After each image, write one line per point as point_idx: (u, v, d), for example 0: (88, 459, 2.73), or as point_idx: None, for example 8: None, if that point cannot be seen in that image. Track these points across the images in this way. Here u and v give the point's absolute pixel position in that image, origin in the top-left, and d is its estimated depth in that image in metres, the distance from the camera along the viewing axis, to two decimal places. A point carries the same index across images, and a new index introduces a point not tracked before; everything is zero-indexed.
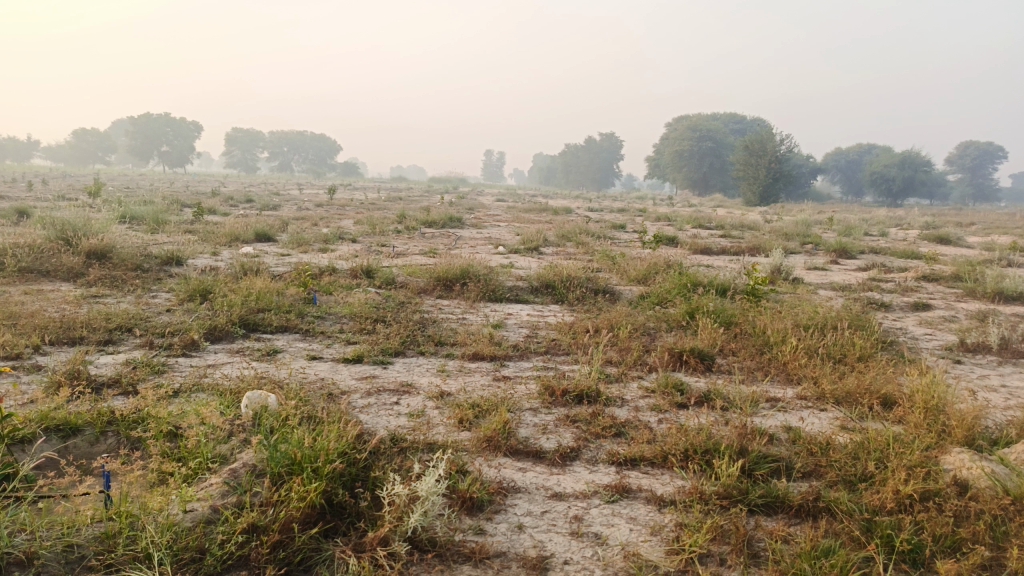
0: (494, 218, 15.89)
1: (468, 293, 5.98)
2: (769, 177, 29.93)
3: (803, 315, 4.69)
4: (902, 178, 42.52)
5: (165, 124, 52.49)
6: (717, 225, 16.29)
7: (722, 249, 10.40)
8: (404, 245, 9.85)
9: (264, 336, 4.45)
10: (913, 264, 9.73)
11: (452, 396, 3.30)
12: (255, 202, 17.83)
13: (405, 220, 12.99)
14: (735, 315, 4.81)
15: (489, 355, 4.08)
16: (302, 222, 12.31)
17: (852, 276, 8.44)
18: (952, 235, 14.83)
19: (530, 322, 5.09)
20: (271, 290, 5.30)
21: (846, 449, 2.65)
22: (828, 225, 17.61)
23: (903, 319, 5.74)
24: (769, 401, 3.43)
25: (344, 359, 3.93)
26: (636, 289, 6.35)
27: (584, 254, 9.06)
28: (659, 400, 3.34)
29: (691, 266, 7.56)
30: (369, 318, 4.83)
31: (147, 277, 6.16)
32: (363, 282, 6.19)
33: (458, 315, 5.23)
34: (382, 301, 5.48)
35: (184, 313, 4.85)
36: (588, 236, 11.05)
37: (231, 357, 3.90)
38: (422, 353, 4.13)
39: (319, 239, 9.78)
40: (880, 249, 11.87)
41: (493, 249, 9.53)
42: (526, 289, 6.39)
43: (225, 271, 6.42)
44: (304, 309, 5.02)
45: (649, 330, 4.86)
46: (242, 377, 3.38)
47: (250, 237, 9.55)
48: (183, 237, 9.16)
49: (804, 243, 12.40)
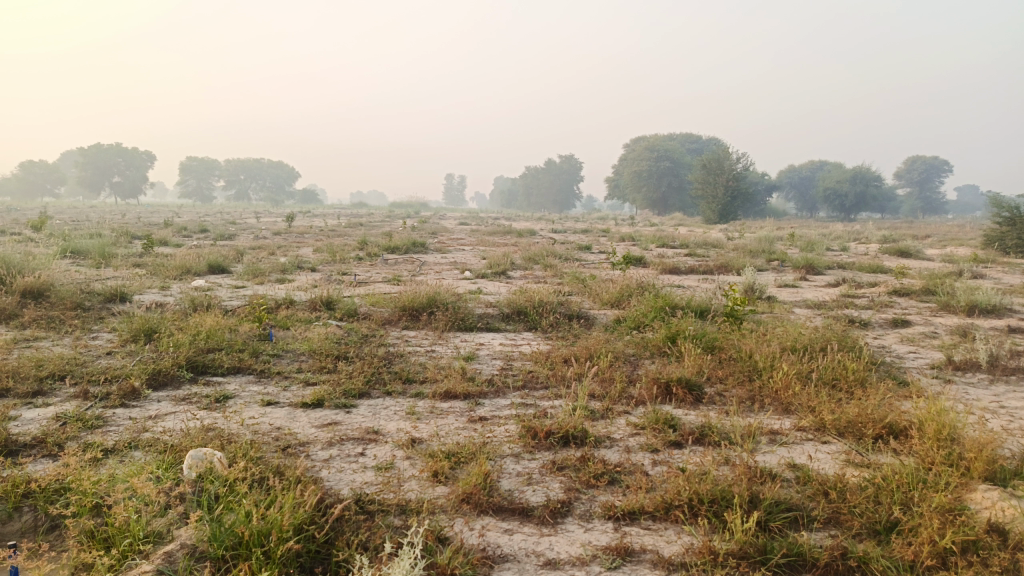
0: (458, 241, 15.60)
1: (436, 322, 5.66)
2: (728, 196, 30.25)
3: (789, 336, 4.49)
4: (854, 193, 43.54)
5: (117, 154, 51.22)
6: (681, 244, 16.26)
7: (691, 268, 10.27)
8: (366, 272, 9.50)
9: (214, 379, 4.06)
10: (882, 278, 9.69)
11: (423, 444, 2.98)
12: (210, 232, 17.28)
13: (367, 247, 12.63)
14: (718, 339, 4.58)
15: (461, 393, 3.77)
16: (259, 252, 11.86)
17: (824, 292, 8.33)
18: (912, 248, 14.97)
19: (503, 353, 4.79)
20: (222, 327, 4.92)
21: (865, 491, 2.40)
22: (791, 241, 17.71)
23: (884, 337, 5.59)
24: (768, 434, 3.18)
25: (303, 403, 3.57)
26: (611, 313, 6.11)
27: (554, 278, 8.82)
28: (650, 438, 3.06)
29: (665, 287, 7.36)
30: (329, 355, 4.47)
31: (87, 317, 5.71)
32: (324, 315, 5.82)
33: (427, 347, 4.91)
34: (344, 335, 5.12)
35: (126, 357, 4.44)
36: (555, 258, 10.83)
37: (175, 407, 3.51)
38: (388, 393, 3.79)
39: (276, 269, 9.36)
40: (845, 264, 11.88)
41: (459, 275, 9.24)
42: (496, 316, 6.09)
43: (173, 307, 5.99)
44: (259, 347, 4.64)
45: (629, 358, 4.60)
46: (187, 433, 3.00)
47: (203, 270, 9.09)
48: (129, 272, 8.66)
49: (770, 259, 12.36)
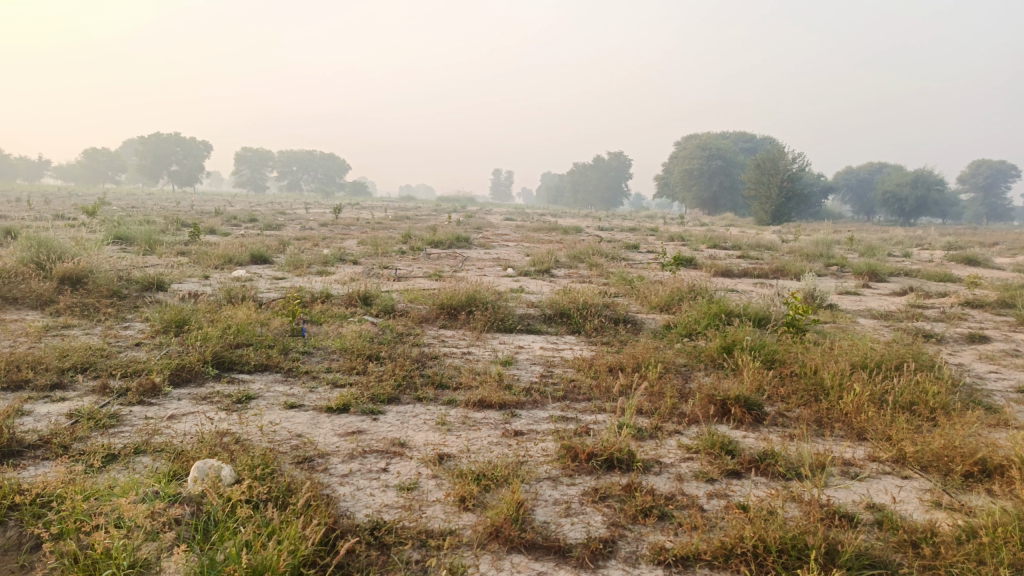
0: (502, 237, 15.35)
1: (474, 322, 5.40)
2: (782, 196, 29.30)
3: (859, 351, 4.09)
4: (915, 197, 41.88)
5: (175, 142, 52.51)
6: (733, 246, 15.70)
7: (744, 271, 9.79)
8: (408, 267, 9.32)
9: (240, 377, 3.87)
10: (952, 287, 9.07)
11: (452, 461, 2.70)
12: (258, 222, 17.41)
13: (411, 241, 12.47)
14: (779, 351, 4.21)
15: (497, 402, 3.48)
16: (303, 243, 11.79)
17: (889, 301, 7.80)
18: (981, 256, 14.13)
19: (543, 358, 4.50)
20: (253, 322, 4.73)
21: (963, 546, 2.03)
22: (849, 245, 16.94)
23: (961, 353, 5.11)
24: (840, 467, 2.82)
25: (328, 407, 3.34)
26: (660, 318, 5.76)
27: (599, 278, 8.46)
28: (704, 466, 2.73)
29: (718, 292, 6.95)
30: (360, 354, 4.24)
31: (122, 305, 5.61)
32: (359, 310, 5.62)
33: (463, 349, 4.65)
34: (378, 333, 4.89)
35: (153, 350, 4.29)
36: (601, 257, 10.48)
37: (194, 407, 3.31)
38: (419, 399, 3.53)
39: (317, 261, 9.23)
40: (910, 272, 11.20)
41: (502, 272, 8.95)
42: (538, 318, 5.79)
43: (209, 298, 5.86)
44: (289, 344, 4.44)
45: (680, 369, 4.26)
46: (199, 439, 2.79)
47: (245, 259, 9.02)
48: (173, 260, 8.62)
49: (828, 264, 11.75)
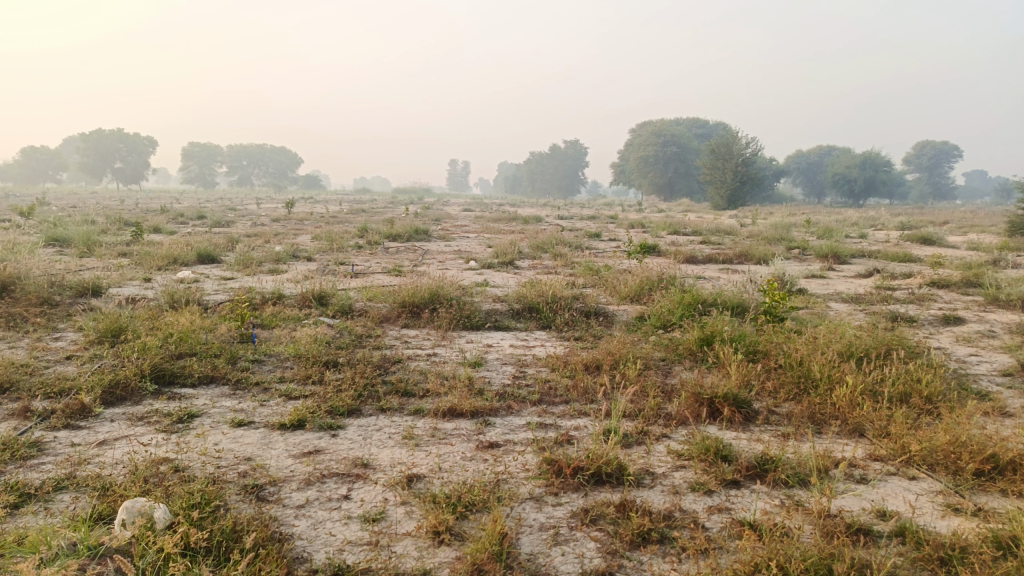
0: (461, 228, 15.04)
1: (439, 321, 5.10)
2: (737, 181, 29.50)
3: (844, 339, 3.91)
4: (863, 178, 42.78)
5: (117, 139, 50.65)
6: (694, 231, 15.64)
7: (709, 257, 9.66)
8: (365, 262, 8.95)
9: (183, 392, 3.50)
10: (915, 268, 9.05)
11: (422, 484, 2.41)
12: (207, 219, 16.76)
13: (367, 235, 12.06)
14: (761, 342, 4.02)
15: (468, 410, 3.20)
16: (254, 240, 11.29)
17: (856, 284, 7.73)
18: (935, 235, 14.31)
19: (514, 358, 4.23)
20: (197, 328, 4.35)
21: (998, 563, 1.83)
22: (806, 227, 17.06)
23: (938, 335, 4.99)
24: (842, 469, 2.61)
25: (281, 424, 3.01)
26: (632, 309, 5.53)
27: (565, 268, 8.22)
28: (699, 476, 2.50)
29: (687, 280, 6.76)
30: (317, 360, 3.91)
31: (54, 313, 5.15)
32: (315, 312, 5.26)
33: (428, 350, 4.34)
34: (336, 336, 4.56)
35: (85, 364, 3.88)
36: (565, 246, 10.25)
37: (129, 430, 2.95)
38: (383, 410, 3.23)
39: (269, 258, 8.79)
40: (870, 253, 11.23)
41: (464, 266, 8.64)
42: (505, 313, 5.51)
43: (150, 302, 5.42)
44: (237, 352, 4.08)
45: (659, 364, 4.03)
46: (132, 470, 2.44)
47: (192, 259, 8.53)
48: (112, 263, 8.10)
49: (791, 247, 11.71)
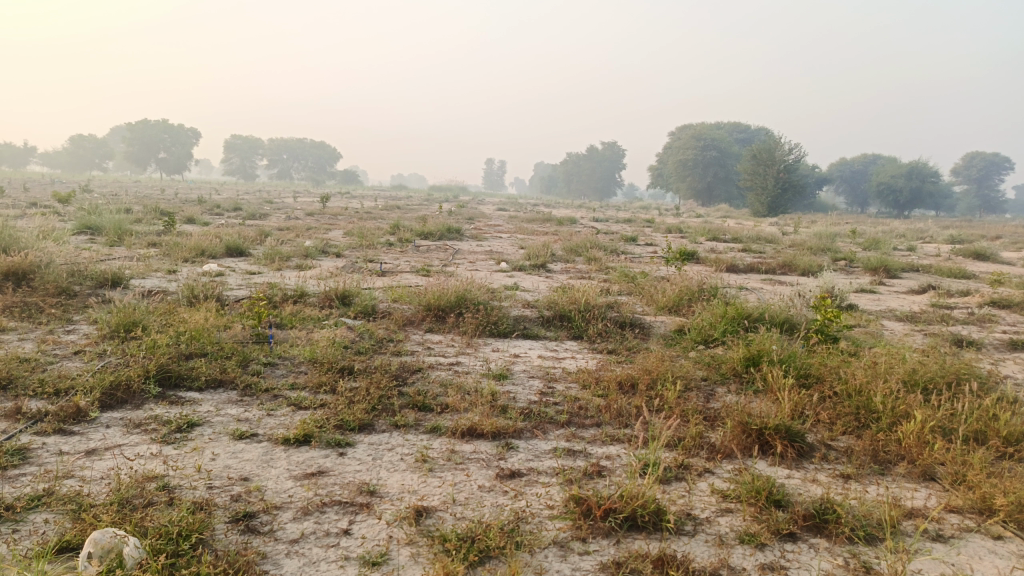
0: (495, 228, 14.80)
1: (464, 326, 4.83)
2: (778, 187, 28.77)
3: (906, 366, 3.55)
4: (909, 189, 41.57)
5: (163, 129, 51.59)
6: (733, 238, 15.15)
7: (750, 266, 9.23)
8: (394, 260, 8.73)
9: (188, 396, 3.29)
10: (973, 285, 8.52)
11: (433, 520, 2.14)
12: (243, 211, 16.80)
13: (399, 232, 11.88)
14: (813, 365, 3.68)
15: (489, 431, 2.92)
16: (285, 234, 11.16)
17: (909, 301, 7.26)
18: (989, 250, 13.63)
19: (542, 371, 3.93)
20: (212, 326, 4.14)
21: None
22: (851, 237, 16.43)
23: (1005, 361, 4.57)
24: (914, 522, 2.29)
25: (284, 438, 2.76)
26: (670, 321, 5.20)
27: (600, 273, 7.90)
28: (748, 525, 2.19)
29: (729, 290, 6.40)
30: (332, 365, 3.67)
31: (70, 305, 5.00)
32: (336, 312, 5.03)
33: (450, 359, 4.08)
34: (355, 340, 4.31)
35: (91, 361, 3.69)
36: (600, 250, 9.92)
37: (122, 439, 2.73)
38: (397, 425, 2.97)
39: (298, 253, 8.63)
40: (922, 267, 10.67)
41: (494, 267, 8.37)
42: (535, 320, 5.21)
43: (170, 296, 5.25)
44: (249, 354, 3.86)
45: (700, 385, 3.71)
46: (114, 489, 2.21)
47: (220, 252, 8.41)
48: (140, 253, 8.01)
49: (837, 258, 11.19)
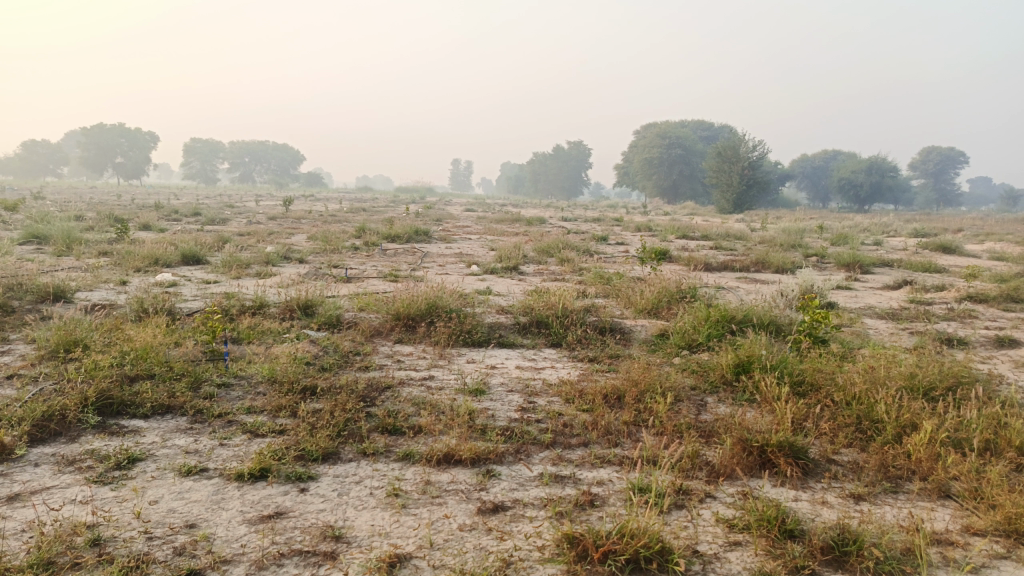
0: (464, 229, 14.52)
1: (436, 336, 4.56)
2: (744, 184, 28.94)
3: (905, 370, 3.37)
4: (869, 183, 42.25)
5: (120, 133, 50.25)
6: (703, 236, 15.06)
7: (724, 264, 9.10)
8: (360, 265, 8.39)
9: (132, 425, 2.96)
10: (947, 280, 8.47)
11: (409, 570, 1.88)
12: (203, 215, 16.27)
13: (365, 235, 11.53)
14: (808, 371, 3.49)
15: (467, 457, 2.65)
16: (246, 240, 10.74)
17: (887, 297, 7.16)
18: (954, 243, 13.74)
19: (521, 384, 3.67)
20: (161, 344, 3.80)
21: None
22: (818, 233, 16.49)
23: (996, 358, 4.43)
24: (940, 550, 2.08)
25: (238, 473, 2.46)
26: (651, 324, 4.98)
27: (574, 275, 7.68)
28: (762, 563, 1.96)
29: (707, 290, 6.22)
30: (295, 385, 3.37)
31: (6, 321, 4.60)
32: (299, 324, 4.71)
33: (422, 373, 3.80)
34: (319, 355, 4.01)
35: (24, 386, 3.33)
36: (572, 250, 9.70)
37: (52, 480, 2.40)
38: (365, 454, 2.68)
39: (259, 260, 8.25)
40: (893, 261, 10.65)
41: (465, 270, 8.09)
42: (510, 327, 4.94)
43: (118, 310, 4.87)
44: (202, 375, 3.53)
45: (690, 396, 3.49)
46: (35, 546, 1.90)
47: (175, 260, 7.99)
48: (90, 263, 7.56)
49: (808, 254, 11.13)
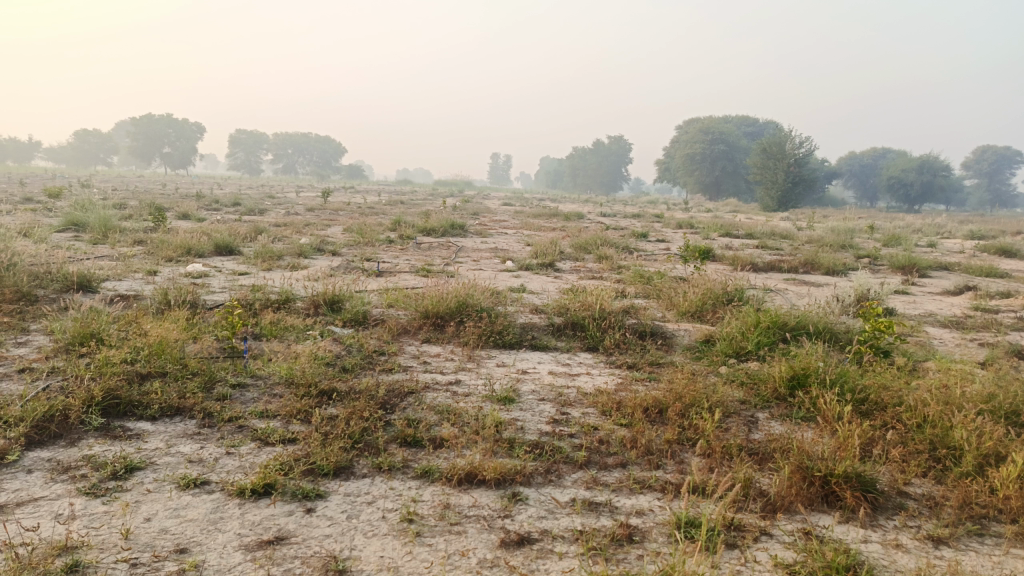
0: (500, 223, 14.27)
1: (465, 336, 4.31)
2: (789, 181, 28.11)
3: (984, 391, 3.01)
4: (920, 182, 40.80)
5: (168, 124, 51.29)
6: (746, 234, 14.57)
7: (770, 265, 8.69)
8: (393, 258, 8.20)
9: (138, 428, 2.78)
10: (1013, 286, 7.94)
11: None
12: (242, 206, 16.33)
13: (400, 228, 11.37)
14: (871, 388, 3.15)
15: (491, 477, 2.39)
16: (281, 230, 10.67)
17: (949, 304, 6.70)
18: (1016, 246, 13.02)
19: (553, 392, 3.40)
20: (177, 339, 3.63)
21: None
22: (869, 234, 15.82)
23: None
24: None
25: (241, 490, 2.24)
26: (695, 329, 4.66)
27: (612, 273, 7.37)
28: None
29: (754, 293, 5.86)
30: (312, 387, 3.16)
31: (28, 311, 4.48)
32: (323, 320, 4.51)
33: (449, 377, 3.56)
34: (341, 354, 3.79)
35: (32, 382, 3.18)
36: (610, 247, 9.38)
37: (41, 490, 2.21)
38: (380, 469, 2.45)
39: (290, 251, 8.12)
40: (950, 265, 10.08)
41: (500, 266, 7.85)
42: (544, 328, 4.67)
43: (142, 302, 4.73)
44: (217, 374, 3.34)
45: (739, 411, 3.18)
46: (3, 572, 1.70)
47: (207, 250, 7.90)
48: (123, 252, 7.50)
49: (859, 255, 10.61)
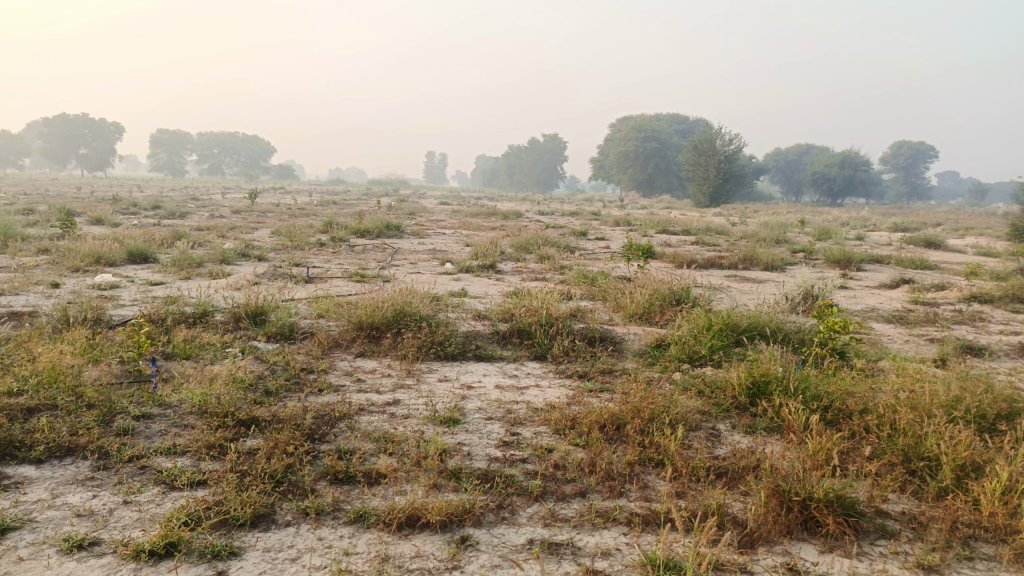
0: (438, 223, 13.92)
1: (403, 349, 3.99)
2: (720, 177, 28.56)
3: (951, 393, 2.88)
4: (842, 177, 42.20)
5: (83, 125, 48.77)
6: (683, 230, 14.63)
7: (711, 262, 8.62)
8: (324, 263, 7.77)
9: (18, 475, 2.36)
10: (945, 278, 8.06)
11: None
12: (163, 209, 15.48)
13: (332, 230, 10.89)
14: (836, 395, 2.99)
15: (436, 519, 2.09)
16: (204, 235, 10.06)
17: (888, 298, 6.72)
18: (939, 238, 13.41)
19: (501, 410, 3.12)
20: (72, 366, 3.18)
21: None
22: (800, 228, 16.11)
23: None
24: None
25: (137, 552, 1.88)
26: (645, 332, 4.45)
27: (554, 274, 7.14)
28: None
29: (701, 292, 5.72)
30: (229, 416, 2.79)
31: None
32: (246, 336, 4.11)
33: (386, 397, 3.24)
34: (264, 375, 3.42)
35: None
36: (550, 246, 9.16)
37: None
38: (307, 515, 2.12)
39: (212, 258, 7.59)
40: (882, 258, 10.25)
41: (438, 269, 7.52)
42: (488, 336, 4.38)
43: (37, 320, 4.22)
44: (118, 405, 2.93)
45: (700, 424, 2.97)
46: None
47: (120, 259, 7.30)
48: (23, 262, 6.85)
49: (795, 250, 10.70)
